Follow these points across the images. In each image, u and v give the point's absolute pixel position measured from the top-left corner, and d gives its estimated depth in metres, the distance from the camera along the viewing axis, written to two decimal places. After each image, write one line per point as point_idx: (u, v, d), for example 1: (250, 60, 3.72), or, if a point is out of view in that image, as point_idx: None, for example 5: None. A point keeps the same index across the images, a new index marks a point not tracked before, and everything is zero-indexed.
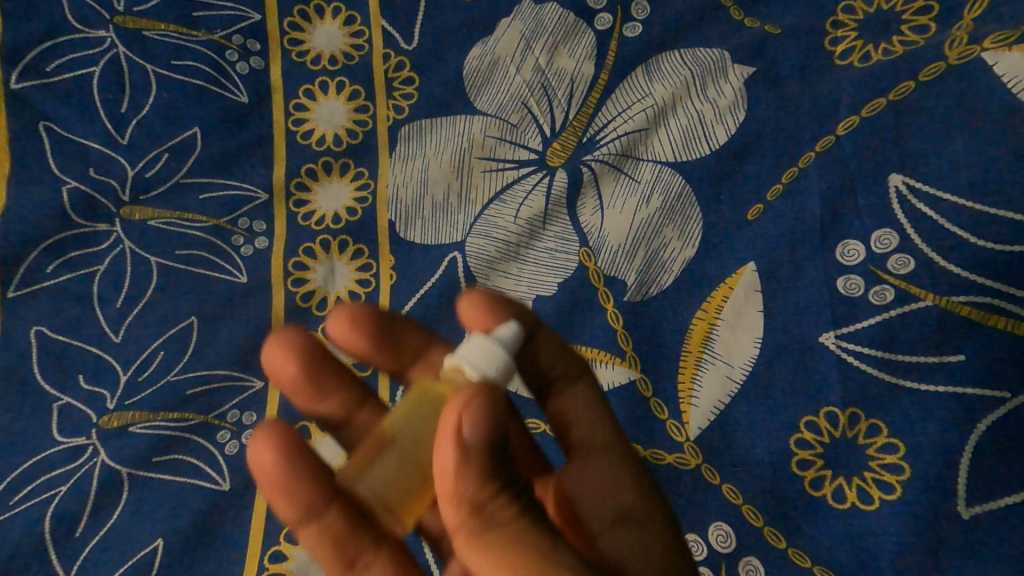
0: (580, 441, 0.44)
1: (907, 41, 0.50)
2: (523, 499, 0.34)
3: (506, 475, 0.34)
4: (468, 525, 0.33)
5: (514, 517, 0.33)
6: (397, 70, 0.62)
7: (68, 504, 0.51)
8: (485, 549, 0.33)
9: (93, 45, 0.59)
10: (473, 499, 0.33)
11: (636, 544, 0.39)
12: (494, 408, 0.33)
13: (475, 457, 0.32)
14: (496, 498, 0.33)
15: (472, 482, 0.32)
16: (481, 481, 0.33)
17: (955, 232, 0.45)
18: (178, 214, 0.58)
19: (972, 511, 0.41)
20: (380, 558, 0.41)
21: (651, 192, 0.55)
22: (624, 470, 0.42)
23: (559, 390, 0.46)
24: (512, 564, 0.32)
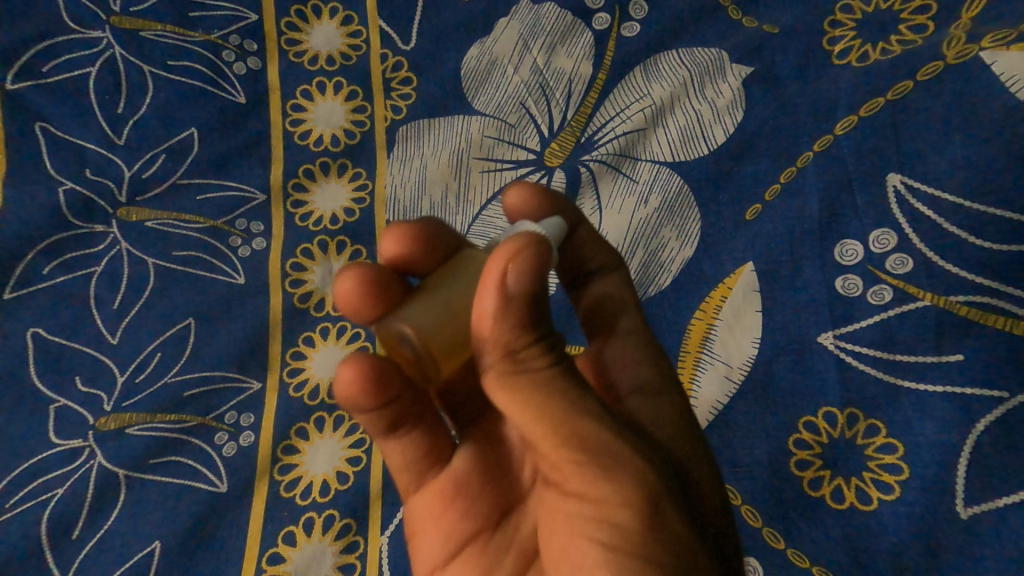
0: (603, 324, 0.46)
1: (906, 40, 0.50)
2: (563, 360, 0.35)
3: (546, 335, 0.35)
4: (506, 376, 0.34)
5: (557, 369, 0.34)
6: (395, 69, 0.61)
7: (65, 507, 0.51)
8: (518, 394, 0.34)
9: (90, 46, 0.59)
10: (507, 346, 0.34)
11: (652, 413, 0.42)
12: (540, 259, 0.34)
13: (513, 315, 0.33)
14: (537, 350, 0.34)
15: (513, 334, 0.34)
16: (523, 339, 0.34)
17: (953, 232, 0.45)
18: (176, 215, 0.58)
19: (970, 511, 0.41)
20: (419, 426, 0.43)
21: (649, 193, 0.55)
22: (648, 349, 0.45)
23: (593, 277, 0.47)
24: (546, 408, 0.33)
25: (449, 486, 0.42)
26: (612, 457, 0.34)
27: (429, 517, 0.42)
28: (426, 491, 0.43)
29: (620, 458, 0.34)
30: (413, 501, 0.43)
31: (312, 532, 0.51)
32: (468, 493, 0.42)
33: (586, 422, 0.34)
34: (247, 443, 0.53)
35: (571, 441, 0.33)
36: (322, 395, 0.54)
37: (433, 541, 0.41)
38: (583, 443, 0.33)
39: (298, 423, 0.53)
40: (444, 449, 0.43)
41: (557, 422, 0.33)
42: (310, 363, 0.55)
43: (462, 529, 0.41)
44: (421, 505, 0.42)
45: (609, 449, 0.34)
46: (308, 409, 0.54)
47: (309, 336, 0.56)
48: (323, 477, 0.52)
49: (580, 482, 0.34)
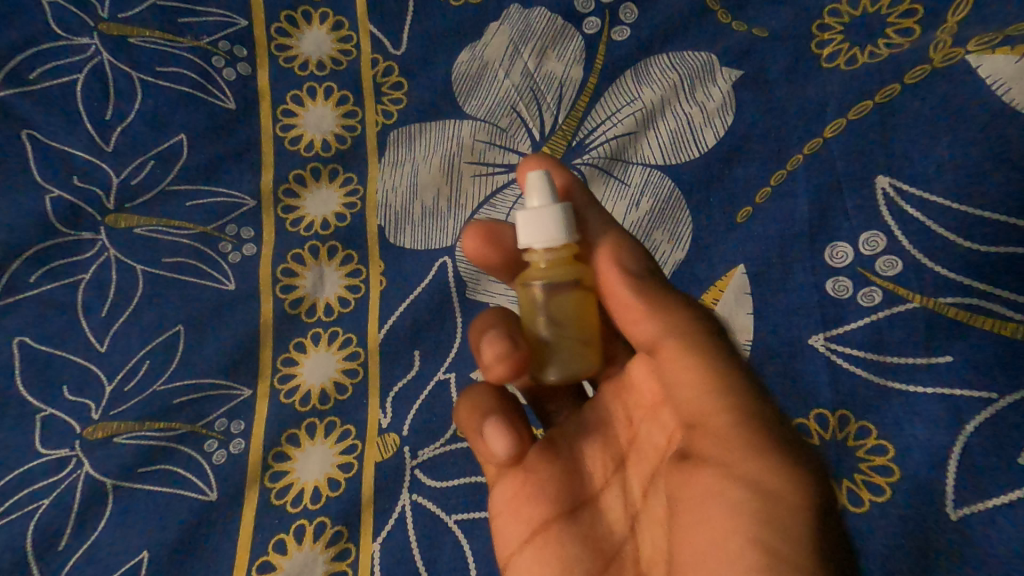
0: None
1: (893, 43, 0.51)
2: (732, 341, 0.39)
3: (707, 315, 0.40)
4: (699, 343, 0.37)
5: (732, 346, 0.38)
6: (386, 74, 0.61)
7: (52, 518, 0.50)
8: (717, 360, 0.37)
9: (77, 52, 0.58)
10: (692, 311, 0.39)
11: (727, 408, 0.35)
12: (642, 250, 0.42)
13: (641, 293, 0.39)
14: (705, 325, 0.38)
15: (675, 305, 0.39)
16: (697, 316, 0.39)
17: (942, 234, 0.45)
18: (165, 222, 0.57)
19: (961, 513, 0.41)
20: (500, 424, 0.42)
21: (641, 196, 0.55)
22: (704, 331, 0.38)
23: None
24: (735, 377, 0.36)
25: (524, 474, 0.41)
26: (776, 445, 0.34)
27: (507, 503, 0.41)
28: (504, 477, 0.42)
29: (782, 449, 0.34)
30: (495, 487, 0.42)
31: (303, 540, 0.50)
32: (542, 479, 0.41)
33: (758, 403, 0.35)
34: (238, 450, 0.52)
35: (743, 417, 0.35)
36: (313, 402, 0.54)
37: (511, 522, 0.41)
38: (759, 423, 0.34)
39: (289, 430, 0.53)
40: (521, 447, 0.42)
41: (748, 398, 0.35)
42: (302, 368, 0.55)
43: (538, 513, 0.40)
44: (498, 495, 0.42)
45: (772, 430, 0.34)
46: (299, 415, 0.53)
47: (300, 342, 0.56)
48: (315, 484, 0.52)
49: (746, 461, 0.33)
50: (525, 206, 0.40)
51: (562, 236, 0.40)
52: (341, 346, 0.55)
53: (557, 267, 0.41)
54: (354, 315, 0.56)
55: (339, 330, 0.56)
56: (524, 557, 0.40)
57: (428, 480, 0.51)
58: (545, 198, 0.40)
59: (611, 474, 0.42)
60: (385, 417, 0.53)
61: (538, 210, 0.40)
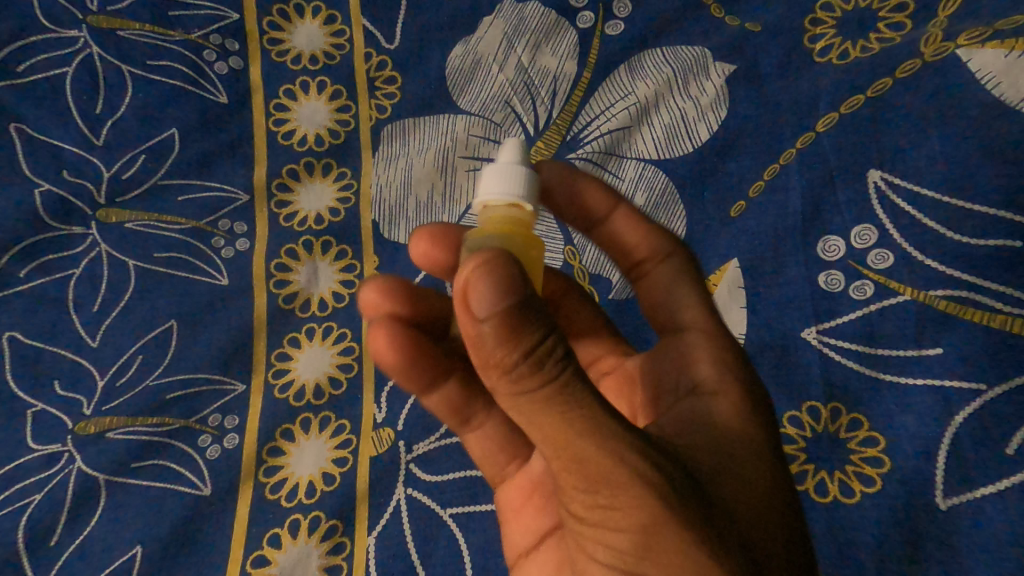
0: (667, 319, 0.46)
1: (885, 38, 0.51)
2: (560, 377, 0.30)
3: (540, 355, 0.30)
4: (516, 403, 0.31)
5: (552, 393, 0.30)
6: (380, 69, 0.61)
7: (43, 514, 0.50)
8: (538, 413, 0.31)
9: (66, 45, 0.58)
10: (510, 372, 0.30)
11: (700, 409, 0.40)
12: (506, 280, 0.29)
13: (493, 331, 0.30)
14: (535, 372, 0.30)
15: (501, 356, 0.30)
16: (513, 372, 0.30)
17: (933, 227, 0.45)
18: (157, 217, 0.57)
19: (950, 503, 0.41)
20: (492, 416, 0.47)
21: (635, 190, 0.55)
22: (702, 342, 0.43)
23: (649, 271, 0.47)
24: (556, 436, 0.30)
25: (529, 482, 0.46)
26: (609, 484, 0.30)
27: (515, 512, 0.46)
28: (508, 485, 0.47)
29: (617, 489, 0.30)
30: (502, 493, 0.47)
31: (297, 535, 0.50)
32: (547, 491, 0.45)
33: (586, 447, 0.30)
34: (231, 445, 0.52)
35: (569, 465, 0.30)
36: (308, 397, 0.54)
37: (519, 531, 0.45)
38: (583, 468, 0.30)
39: (283, 425, 0.53)
40: (524, 449, 0.47)
41: (560, 449, 0.30)
42: (296, 363, 0.55)
43: (544, 523, 0.44)
44: (507, 502, 0.46)
45: (599, 475, 0.30)
46: (294, 410, 0.53)
47: (294, 337, 0.55)
48: (309, 479, 0.52)
49: (583, 506, 0.31)
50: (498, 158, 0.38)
51: (506, 193, 0.36)
52: (336, 340, 0.55)
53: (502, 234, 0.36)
54: (349, 309, 0.56)
55: (333, 325, 0.56)
56: (535, 560, 0.43)
57: (424, 474, 0.51)
58: (514, 155, 0.37)
59: None
60: (380, 412, 0.53)
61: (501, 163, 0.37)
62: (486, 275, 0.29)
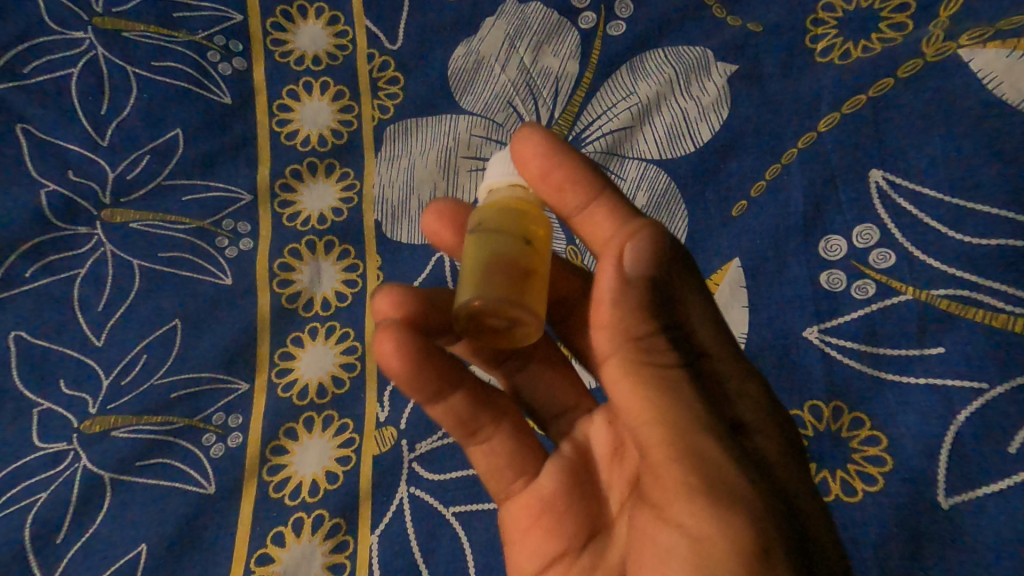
0: (683, 340, 0.36)
1: (886, 38, 0.51)
2: (686, 367, 0.35)
3: (660, 340, 0.35)
4: (642, 376, 0.34)
5: (680, 375, 0.34)
6: (382, 69, 0.61)
7: (48, 512, 0.50)
8: (643, 385, 0.34)
9: (71, 46, 0.58)
10: (635, 341, 0.35)
11: (747, 452, 0.35)
12: (656, 251, 0.35)
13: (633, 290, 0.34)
14: (654, 347, 0.35)
15: (633, 324, 0.34)
16: (651, 340, 0.35)
17: (934, 226, 0.46)
18: (161, 217, 0.57)
19: (951, 502, 0.41)
20: (500, 427, 0.46)
21: (637, 190, 0.55)
22: (736, 375, 0.37)
23: (626, 270, 0.38)
24: (672, 419, 0.33)
25: (538, 503, 0.44)
26: (715, 478, 0.32)
27: (521, 532, 0.44)
28: (514, 503, 0.45)
29: (720, 483, 0.32)
30: (506, 510, 0.45)
31: (301, 532, 0.50)
32: (556, 511, 0.43)
33: (697, 436, 0.32)
34: (235, 444, 0.52)
35: (678, 454, 0.32)
36: (311, 395, 0.54)
37: (525, 553, 0.43)
38: (695, 459, 0.32)
39: (287, 424, 0.53)
40: (531, 465, 0.45)
41: (675, 434, 0.33)
42: (299, 362, 0.55)
43: (553, 547, 0.42)
44: (512, 521, 0.45)
45: (715, 475, 0.32)
46: (297, 409, 0.54)
47: (297, 336, 0.56)
48: (313, 477, 0.52)
49: (678, 509, 0.32)
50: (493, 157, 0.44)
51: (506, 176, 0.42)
52: (339, 340, 0.56)
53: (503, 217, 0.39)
54: (351, 309, 0.56)
55: (336, 324, 0.56)
56: None
57: (426, 473, 0.51)
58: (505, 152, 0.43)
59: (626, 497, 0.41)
60: (383, 411, 0.53)
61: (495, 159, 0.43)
62: (633, 246, 0.35)
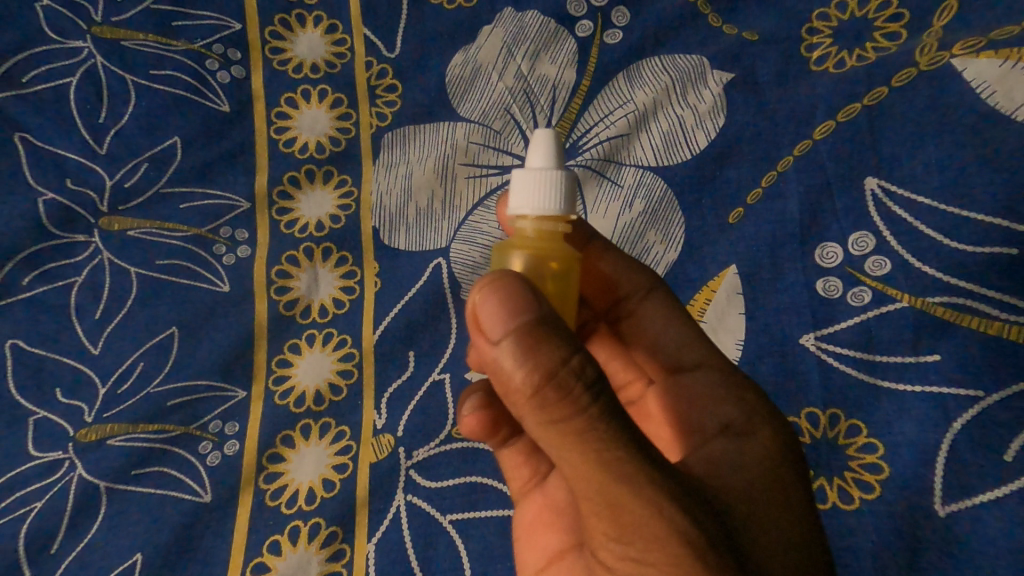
0: (672, 358, 0.46)
1: (881, 47, 0.51)
2: (591, 409, 0.31)
3: (567, 378, 0.31)
4: (548, 433, 0.32)
5: (583, 425, 0.31)
6: (380, 77, 0.61)
7: (43, 521, 0.50)
8: (555, 443, 0.32)
9: (70, 55, 0.58)
10: (534, 395, 0.31)
11: (733, 452, 0.39)
12: (513, 300, 0.31)
13: (513, 353, 0.31)
14: (561, 396, 0.30)
15: (519, 384, 0.31)
16: (540, 396, 0.31)
17: (930, 234, 0.46)
18: (159, 224, 0.57)
19: (948, 510, 0.41)
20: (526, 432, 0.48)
21: (634, 196, 0.55)
22: (720, 380, 0.43)
23: (634, 308, 0.49)
24: (586, 473, 0.31)
25: (550, 501, 0.46)
26: (642, 535, 0.30)
27: (527, 529, 0.46)
28: (528, 501, 0.47)
29: (650, 541, 0.30)
30: (520, 507, 0.47)
31: (297, 541, 0.50)
32: (559, 509, 0.45)
33: (616, 490, 0.30)
34: (232, 452, 0.52)
35: (602, 509, 0.31)
36: (308, 403, 0.54)
37: (530, 550, 0.45)
38: (616, 515, 0.31)
39: (284, 431, 0.53)
40: (546, 465, 0.48)
41: (591, 490, 0.31)
42: (297, 370, 0.55)
43: (554, 542, 0.44)
44: (524, 518, 0.47)
45: (633, 525, 0.30)
46: (294, 416, 0.54)
47: (295, 343, 0.56)
48: (310, 485, 0.52)
49: (614, 556, 0.32)
50: (525, 164, 0.36)
51: (560, 206, 0.36)
52: (336, 347, 0.56)
53: (545, 239, 0.38)
54: (349, 316, 0.57)
55: (334, 331, 0.56)
56: None
57: (424, 480, 0.51)
58: (545, 164, 0.36)
59: None
60: (380, 418, 0.53)
61: (538, 174, 0.35)
62: (495, 298, 0.31)
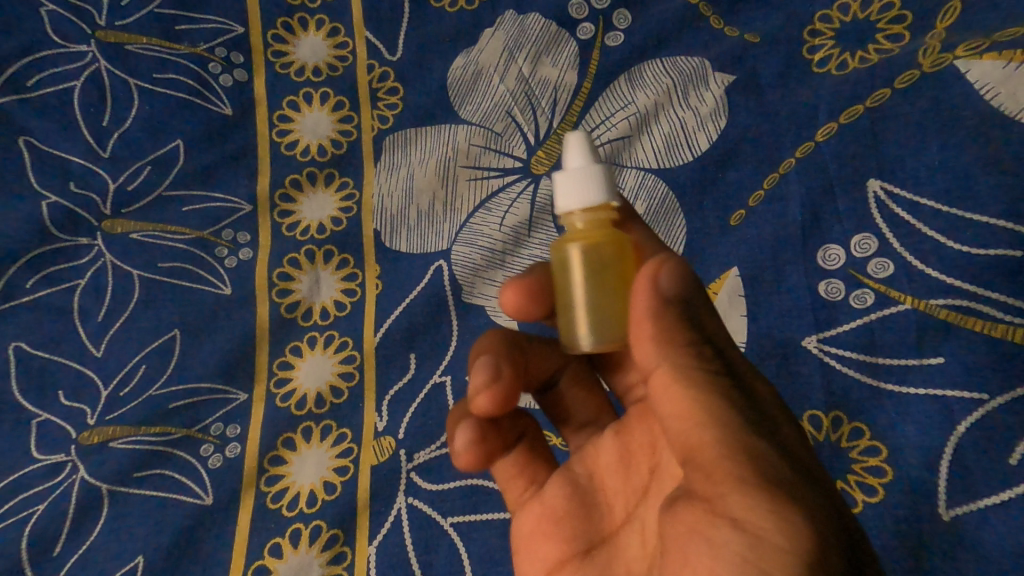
0: None
1: (883, 49, 0.51)
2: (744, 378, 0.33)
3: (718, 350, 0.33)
4: (692, 376, 0.31)
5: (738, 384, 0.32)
6: (382, 80, 0.61)
7: (46, 524, 0.50)
8: (694, 387, 0.31)
9: (73, 59, 0.58)
10: (695, 346, 0.32)
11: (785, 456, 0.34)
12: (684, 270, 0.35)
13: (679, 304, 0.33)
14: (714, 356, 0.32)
15: (678, 333, 0.32)
16: (703, 347, 0.32)
17: (932, 236, 0.46)
18: (161, 227, 0.57)
19: (952, 513, 0.41)
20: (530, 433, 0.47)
21: (636, 199, 0.55)
22: None
23: None
24: (722, 416, 0.30)
25: (552, 510, 0.43)
26: (780, 488, 0.28)
27: (526, 538, 0.43)
28: (527, 509, 0.44)
29: (787, 495, 0.28)
30: (518, 518, 0.44)
31: (298, 544, 0.50)
32: (558, 519, 0.42)
33: (756, 441, 0.29)
34: (233, 455, 0.52)
35: (736, 455, 0.29)
36: (309, 405, 0.54)
37: (530, 560, 0.42)
38: (752, 461, 0.29)
39: (285, 434, 0.53)
40: (541, 474, 0.46)
41: (730, 434, 0.30)
42: (298, 372, 0.55)
43: (553, 552, 0.41)
44: (522, 529, 0.43)
45: (779, 481, 0.28)
46: (296, 419, 0.54)
47: (296, 346, 0.56)
48: (310, 488, 0.52)
49: (742, 506, 0.28)
50: (564, 165, 0.38)
51: (603, 197, 0.37)
52: (337, 349, 0.56)
53: (597, 228, 0.39)
54: (350, 318, 0.57)
55: (335, 334, 0.56)
56: None
57: (424, 483, 0.51)
58: (584, 159, 0.38)
59: (633, 507, 0.40)
60: (381, 420, 0.53)
61: (582, 170, 0.37)
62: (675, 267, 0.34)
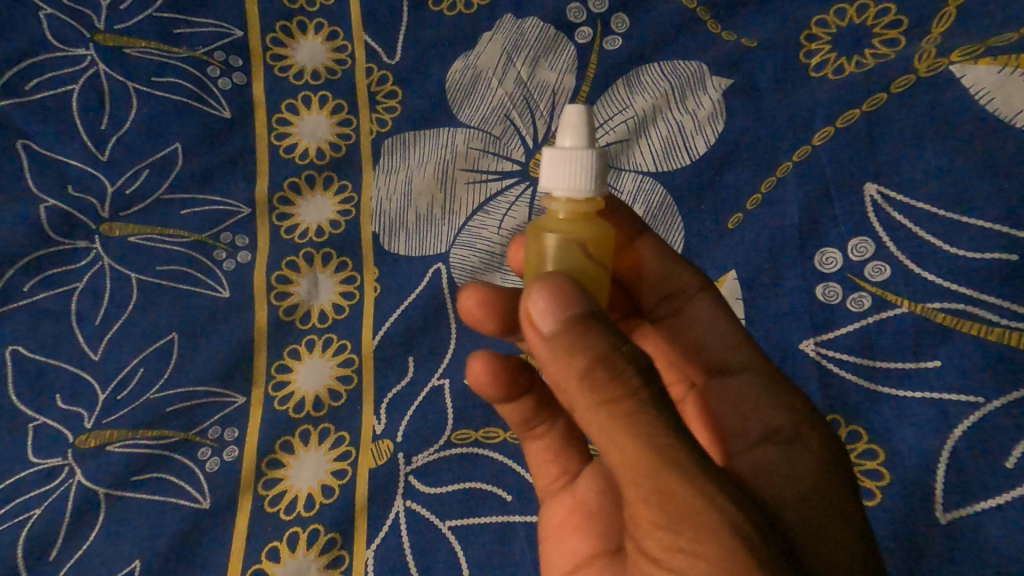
0: (715, 358, 0.46)
1: (879, 54, 0.51)
2: (642, 392, 0.31)
3: (618, 358, 0.31)
4: (596, 413, 0.31)
5: (635, 407, 0.31)
6: (380, 83, 0.61)
7: (42, 528, 0.50)
8: (606, 431, 0.31)
9: (72, 63, 0.58)
10: (586, 375, 0.31)
11: (780, 459, 0.40)
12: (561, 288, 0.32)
13: (566, 334, 0.31)
14: (614, 381, 0.31)
15: (571, 365, 0.31)
16: (590, 376, 0.31)
17: (929, 240, 0.46)
18: (159, 231, 0.57)
19: (949, 517, 0.41)
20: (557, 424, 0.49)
21: (634, 202, 0.56)
22: (769, 386, 0.43)
23: (683, 306, 0.48)
24: (636, 458, 0.30)
25: (584, 505, 0.46)
26: (694, 525, 0.30)
27: (554, 529, 0.46)
28: (556, 501, 0.47)
29: (705, 531, 0.30)
30: (547, 508, 0.47)
31: (296, 548, 0.50)
32: (589, 513, 0.45)
33: (672, 479, 0.30)
34: (231, 458, 0.52)
35: (654, 497, 0.31)
36: (308, 408, 0.54)
37: (557, 552, 0.45)
38: (669, 504, 0.30)
39: (283, 437, 0.53)
40: (574, 465, 0.48)
41: (644, 478, 0.30)
42: (296, 375, 0.55)
43: (581, 547, 0.43)
44: (550, 519, 0.47)
45: (686, 513, 0.30)
46: (294, 422, 0.53)
47: (295, 348, 0.56)
48: (309, 491, 0.52)
49: (661, 544, 0.31)
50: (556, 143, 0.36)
51: (587, 185, 0.36)
52: (336, 352, 0.56)
53: (576, 221, 0.37)
54: (349, 321, 0.57)
55: (334, 336, 0.56)
56: None
57: (423, 486, 0.51)
58: (578, 142, 0.36)
59: None
60: (379, 423, 0.53)
61: (570, 152, 0.35)
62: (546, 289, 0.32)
